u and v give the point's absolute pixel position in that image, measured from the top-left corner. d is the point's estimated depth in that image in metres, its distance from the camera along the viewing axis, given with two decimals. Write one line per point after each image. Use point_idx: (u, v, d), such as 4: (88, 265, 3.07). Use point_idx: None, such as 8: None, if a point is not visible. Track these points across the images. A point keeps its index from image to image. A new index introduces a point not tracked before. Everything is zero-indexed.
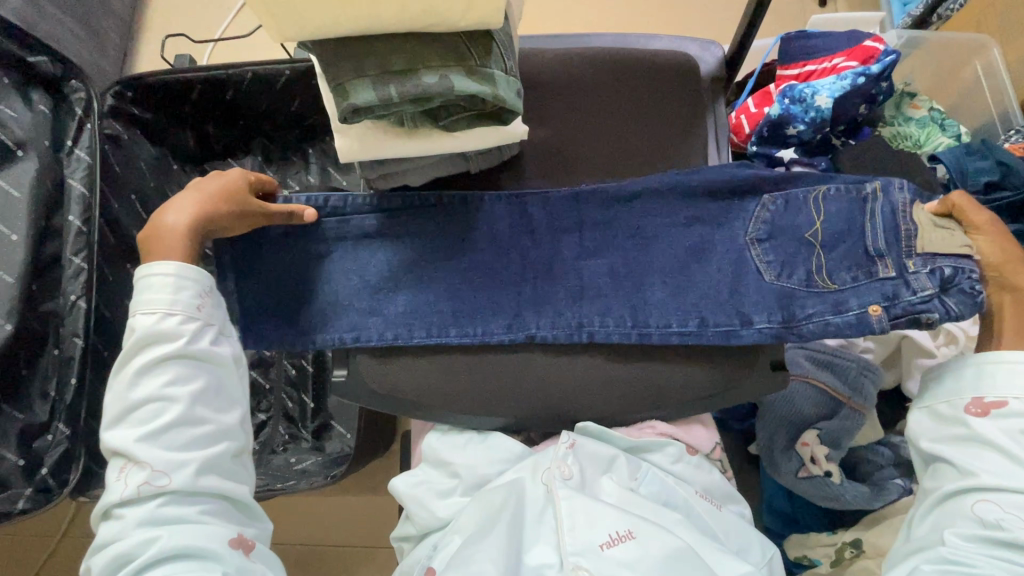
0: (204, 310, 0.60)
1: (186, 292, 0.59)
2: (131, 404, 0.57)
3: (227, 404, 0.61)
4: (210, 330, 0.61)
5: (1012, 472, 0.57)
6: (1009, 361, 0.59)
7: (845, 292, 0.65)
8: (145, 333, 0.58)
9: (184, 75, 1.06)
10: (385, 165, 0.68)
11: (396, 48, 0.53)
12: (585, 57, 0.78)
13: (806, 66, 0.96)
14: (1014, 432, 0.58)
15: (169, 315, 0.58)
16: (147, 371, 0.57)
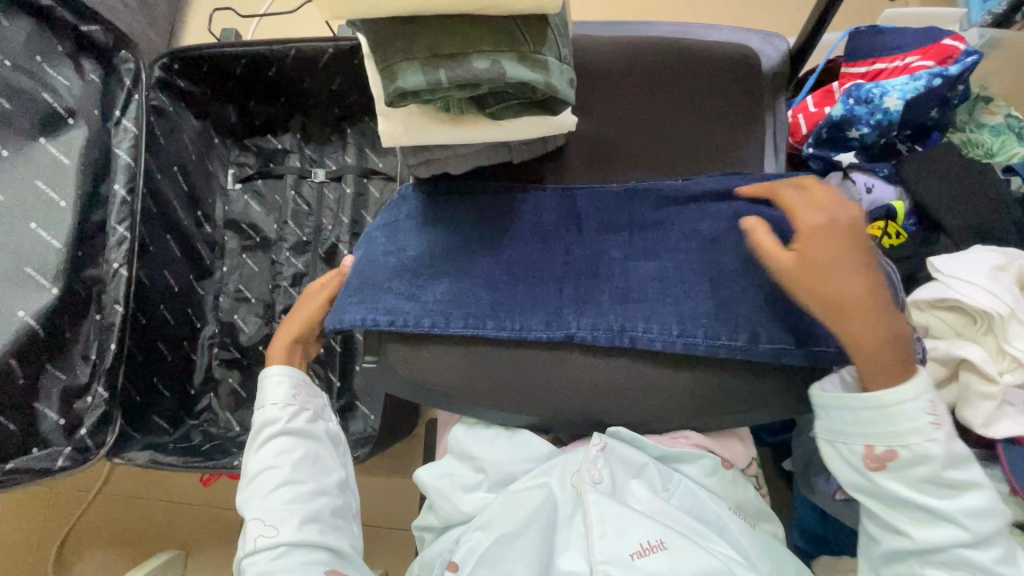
0: (302, 395, 0.73)
1: (287, 383, 0.73)
2: (252, 476, 0.68)
3: (326, 469, 0.70)
4: (309, 411, 0.72)
5: (929, 512, 0.59)
6: (896, 411, 0.58)
7: (884, 330, 0.65)
8: (260, 421, 0.71)
9: (229, 49, 1.06)
10: (427, 151, 0.66)
11: (449, 31, 0.51)
12: (639, 46, 0.74)
13: (875, 64, 0.90)
14: (906, 473, 0.59)
15: (277, 401, 0.71)
16: (261, 447, 0.69)
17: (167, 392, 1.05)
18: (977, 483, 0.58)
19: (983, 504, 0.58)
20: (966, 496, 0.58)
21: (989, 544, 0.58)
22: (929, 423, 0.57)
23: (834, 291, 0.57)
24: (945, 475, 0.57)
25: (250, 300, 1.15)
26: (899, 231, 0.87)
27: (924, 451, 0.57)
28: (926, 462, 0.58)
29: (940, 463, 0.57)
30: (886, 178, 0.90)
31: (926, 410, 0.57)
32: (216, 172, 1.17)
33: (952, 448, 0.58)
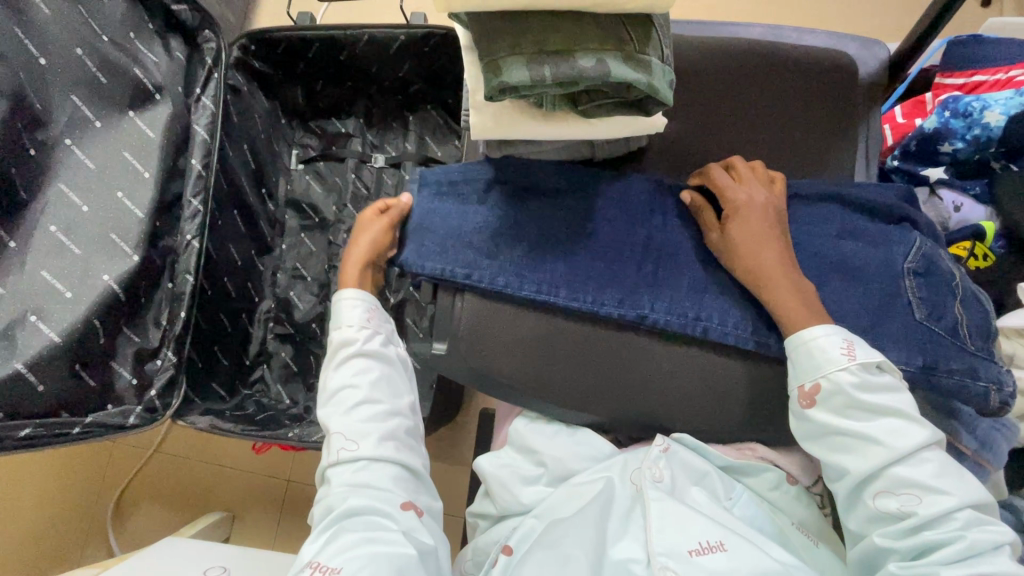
0: (375, 320, 0.73)
1: (360, 307, 0.73)
2: (331, 394, 0.69)
3: (399, 392, 0.70)
4: (382, 334, 0.72)
5: (874, 454, 0.58)
6: (818, 342, 0.59)
7: (979, 358, 0.62)
8: (336, 341, 0.71)
9: (304, 32, 1.06)
10: (513, 147, 0.69)
11: (556, 27, 0.51)
12: (729, 47, 0.72)
13: (974, 76, 0.86)
14: (841, 409, 0.59)
15: (353, 324, 0.71)
16: (341, 366, 0.70)
17: (226, 361, 1.08)
18: (895, 400, 0.58)
19: (907, 420, 0.58)
20: (890, 418, 0.58)
21: (923, 460, 0.57)
22: (844, 351, 0.59)
23: (748, 257, 0.63)
24: (863, 397, 0.58)
25: (307, 278, 1.19)
26: (987, 252, 0.82)
27: (842, 378, 0.58)
28: (845, 387, 0.58)
29: (856, 385, 0.58)
30: (975, 197, 0.85)
31: (839, 340, 0.59)
32: (282, 151, 1.20)
33: (868, 371, 0.58)
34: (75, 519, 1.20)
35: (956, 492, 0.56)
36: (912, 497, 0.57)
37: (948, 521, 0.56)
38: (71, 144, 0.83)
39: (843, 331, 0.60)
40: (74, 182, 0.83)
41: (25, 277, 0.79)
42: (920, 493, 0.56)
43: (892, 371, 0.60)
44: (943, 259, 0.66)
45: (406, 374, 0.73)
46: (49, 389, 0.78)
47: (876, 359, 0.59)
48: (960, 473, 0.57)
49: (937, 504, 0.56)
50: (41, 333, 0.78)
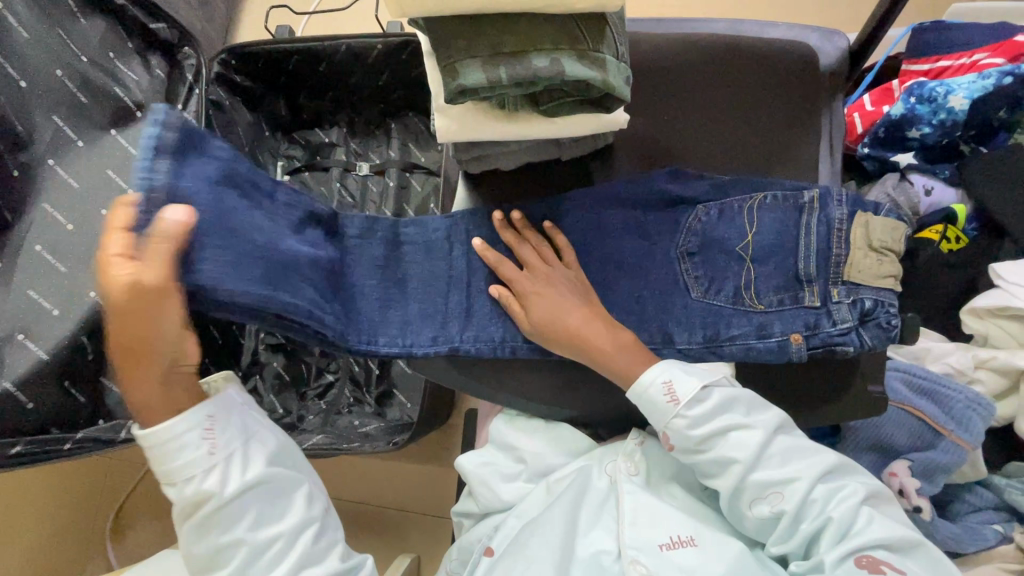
0: (219, 442, 0.54)
1: (191, 443, 0.53)
2: (203, 562, 0.55)
3: (286, 518, 0.58)
4: (235, 463, 0.55)
5: (727, 469, 0.59)
6: (644, 394, 0.61)
7: (770, 315, 0.63)
8: (180, 503, 0.54)
9: (283, 45, 1.08)
10: (478, 148, 0.67)
11: (511, 28, 0.53)
12: (693, 41, 0.73)
13: (939, 62, 0.87)
14: (689, 444, 0.60)
15: (195, 474, 0.53)
16: (203, 533, 0.54)
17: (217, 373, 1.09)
18: (724, 415, 0.59)
19: (746, 429, 0.59)
20: (730, 433, 0.59)
21: (771, 457, 0.59)
22: (668, 397, 0.60)
23: (556, 318, 0.64)
24: (698, 429, 0.59)
25: None
26: (959, 235, 0.85)
27: (676, 422, 0.59)
28: (678, 430, 0.59)
29: (690, 420, 0.59)
30: (947, 180, 0.87)
31: (661, 388, 0.60)
32: (266, 163, 1.21)
33: (694, 406, 0.59)
34: (73, 538, 1.20)
35: (804, 474, 0.58)
36: (775, 496, 0.58)
37: (811, 505, 0.57)
38: (54, 164, 0.84)
39: (663, 373, 0.60)
40: (57, 201, 0.83)
41: (12, 295, 0.80)
42: (779, 488, 0.58)
43: (726, 390, 0.60)
44: (836, 200, 0.63)
45: (285, 477, 0.59)
46: (37, 405, 0.79)
47: (704, 390, 0.60)
48: (801, 450, 0.59)
49: (795, 493, 0.57)
50: (30, 351, 0.79)
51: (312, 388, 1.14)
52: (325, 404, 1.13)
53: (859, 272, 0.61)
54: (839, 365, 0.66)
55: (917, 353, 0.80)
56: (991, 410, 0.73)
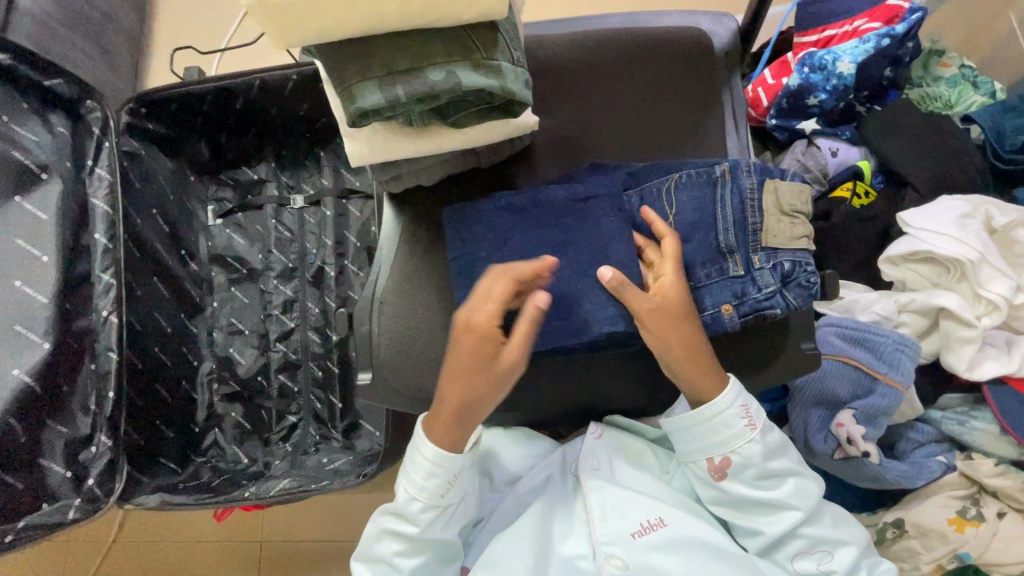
0: (453, 493, 0.64)
1: (438, 478, 0.64)
2: (371, 556, 0.67)
3: (441, 565, 0.67)
4: (448, 515, 0.65)
5: (782, 520, 0.63)
6: (718, 419, 0.62)
7: (699, 290, 0.65)
8: (399, 508, 0.65)
9: (194, 86, 1.05)
10: (395, 166, 0.68)
11: (403, 46, 0.53)
12: (593, 36, 0.75)
13: (826, 31, 0.92)
14: (753, 480, 0.63)
15: (415, 494, 0.64)
16: (385, 537, 0.66)
17: (172, 433, 1.03)
18: (791, 462, 0.64)
19: (806, 479, 0.64)
20: (794, 481, 0.64)
21: (822, 515, 0.64)
22: (747, 421, 0.62)
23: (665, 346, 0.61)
24: (769, 465, 0.63)
25: (245, 332, 1.14)
26: (867, 190, 0.89)
27: (751, 449, 0.62)
28: (753, 459, 0.62)
29: (762, 454, 0.62)
30: (849, 141, 0.92)
31: (740, 411, 0.62)
32: (196, 209, 1.16)
33: (767, 436, 0.63)
34: None
35: (852, 538, 0.64)
36: (824, 553, 0.63)
37: (856, 569, 0.63)
38: None
39: (741, 397, 0.62)
40: None
41: None
42: (828, 547, 0.63)
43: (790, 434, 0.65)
44: (746, 170, 0.65)
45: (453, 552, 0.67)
46: None
47: (770, 425, 0.64)
48: (847, 519, 0.66)
49: (842, 554, 0.63)
50: None
51: (275, 432, 1.11)
52: (291, 445, 1.11)
53: (774, 237, 0.64)
54: (774, 328, 0.68)
55: (847, 306, 0.84)
56: (915, 346, 0.78)
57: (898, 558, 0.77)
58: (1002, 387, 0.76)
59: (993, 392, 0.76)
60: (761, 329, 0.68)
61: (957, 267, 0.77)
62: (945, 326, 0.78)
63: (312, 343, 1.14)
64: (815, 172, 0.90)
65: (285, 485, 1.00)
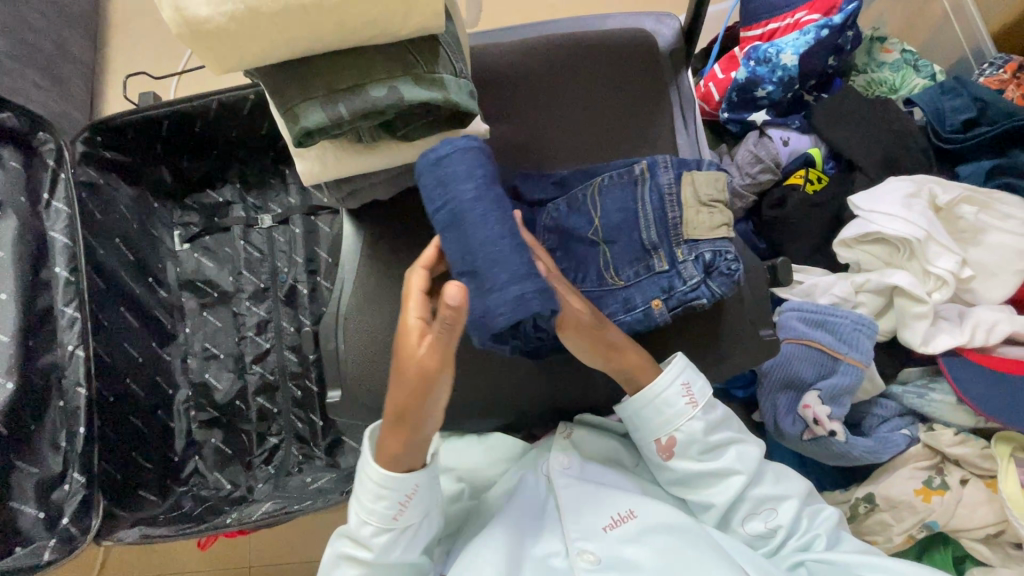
0: (406, 513, 0.59)
1: (385, 501, 0.58)
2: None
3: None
4: (409, 537, 0.61)
5: (727, 487, 0.64)
6: (659, 401, 0.63)
7: (630, 289, 0.66)
8: (353, 534, 0.61)
9: (149, 112, 1.03)
10: (350, 183, 0.68)
11: (343, 65, 0.53)
12: (539, 42, 0.76)
13: (769, 25, 0.95)
14: (697, 453, 0.64)
15: (364, 519, 0.60)
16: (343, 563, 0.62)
17: (150, 464, 1.01)
18: (729, 430, 0.66)
19: (745, 444, 0.66)
20: (734, 447, 0.66)
21: (763, 473, 0.66)
22: (687, 399, 0.63)
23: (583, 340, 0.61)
24: (711, 438, 0.64)
25: (220, 356, 1.12)
26: (820, 176, 0.91)
27: (692, 426, 0.63)
28: (695, 435, 0.63)
29: (705, 430, 0.64)
30: (799, 130, 0.94)
31: (680, 390, 0.63)
32: (162, 236, 1.13)
33: (707, 411, 0.64)
34: None
35: (793, 492, 0.65)
36: (769, 511, 0.65)
37: (801, 522, 0.65)
38: None
39: (681, 376, 0.63)
40: None
41: None
42: (773, 505, 0.65)
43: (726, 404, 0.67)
44: (662, 167, 0.67)
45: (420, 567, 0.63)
46: None
47: (711, 399, 0.65)
48: (788, 474, 0.67)
49: (787, 509, 0.64)
50: None
51: (257, 455, 1.09)
52: (273, 467, 1.09)
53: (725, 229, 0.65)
54: (733, 319, 0.70)
55: (807, 290, 0.85)
56: (873, 325, 0.80)
57: (871, 532, 0.79)
58: (956, 358, 0.79)
59: (948, 362, 0.79)
60: (720, 321, 0.70)
61: (906, 246, 0.80)
62: (898, 304, 0.80)
63: (289, 363, 1.13)
64: (767, 161, 0.91)
65: (267, 507, 0.99)
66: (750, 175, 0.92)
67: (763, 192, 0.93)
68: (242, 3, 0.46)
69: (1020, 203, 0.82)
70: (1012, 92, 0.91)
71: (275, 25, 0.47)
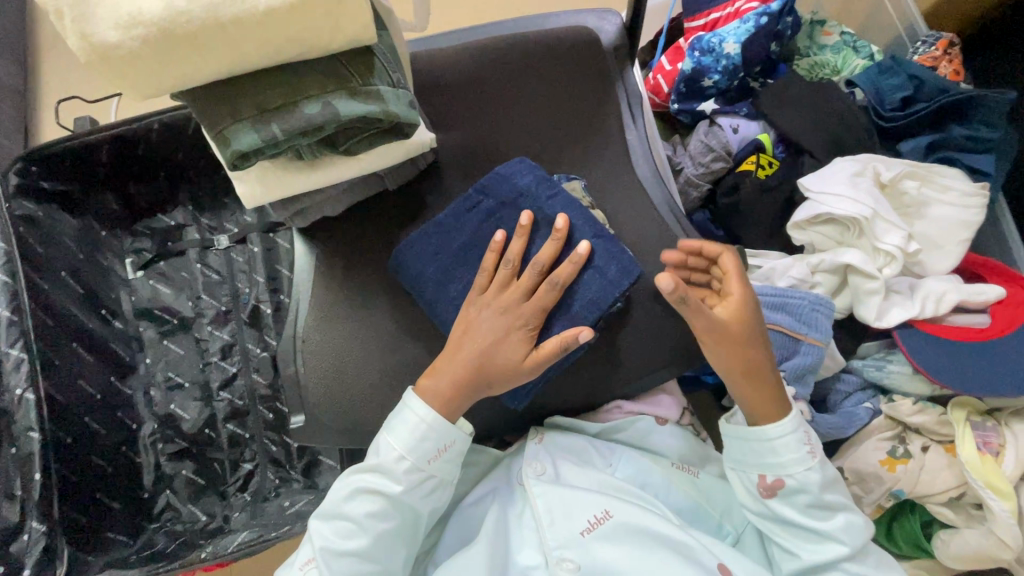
0: (437, 463, 0.64)
1: (431, 442, 0.63)
2: (332, 515, 0.63)
3: (406, 540, 0.64)
4: (429, 485, 0.64)
5: (822, 547, 0.64)
6: (777, 443, 0.63)
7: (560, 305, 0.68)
8: (384, 467, 0.63)
9: (87, 137, 0.98)
10: (295, 203, 0.66)
11: (272, 84, 0.51)
12: (479, 45, 0.74)
13: (710, 15, 0.97)
14: (801, 503, 0.64)
15: (404, 453, 0.63)
16: (358, 496, 0.63)
17: (118, 503, 0.97)
18: (847, 498, 0.65)
19: (858, 516, 0.64)
20: (847, 515, 0.64)
21: (867, 552, 0.64)
22: (809, 447, 0.64)
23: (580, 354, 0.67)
24: (826, 497, 0.63)
25: (185, 385, 1.07)
26: (770, 160, 0.92)
27: (810, 478, 0.63)
28: (810, 486, 0.63)
29: (821, 484, 0.63)
30: (747, 116, 0.96)
31: (802, 436, 0.64)
32: (113, 265, 1.07)
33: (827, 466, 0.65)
34: None
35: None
36: None
37: None
38: None
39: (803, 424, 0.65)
40: None
41: None
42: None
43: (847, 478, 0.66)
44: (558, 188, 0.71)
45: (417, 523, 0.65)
46: None
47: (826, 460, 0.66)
48: (880, 554, 0.64)
49: None
50: None
51: (231, 484, 1.05)
52: (249, 495, 1.05)
53: None
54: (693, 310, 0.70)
55: (767, 274, 0.86)
56: (826, 300, 0.81)
57: None
58: (909, 329, 0.82)
59: (903, 335, 0.81)
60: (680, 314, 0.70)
61: (856, 224, 0.82)
62: (852, 281, 0.82)
63: (258, 385, 1.08)
64: (718, 150, 0.93)
65: (245, 537, 0.96)
66: (703, 164, 0.94)
67: (717, 180, 0.95)
68: (152, 25, 0.43)
69: (959, 174, 0.85)
70: (944, 68, 0.94)
71: (195, 46, 0.45)
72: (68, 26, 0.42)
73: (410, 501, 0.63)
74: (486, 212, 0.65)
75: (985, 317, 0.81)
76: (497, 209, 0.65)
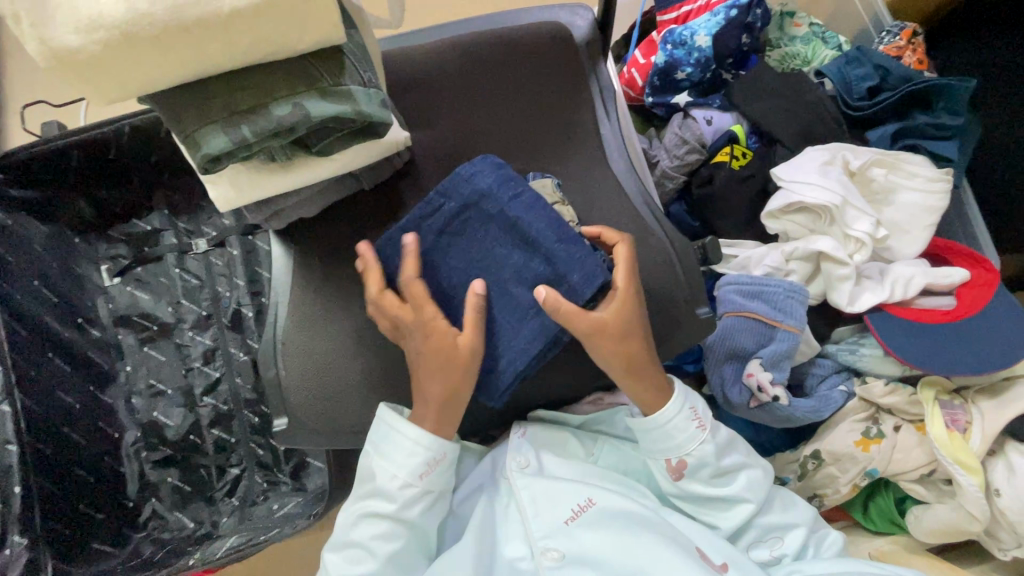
0: (429, 478, 0.64)
1: (419, 458, 0.63)
2: (341, 543, 0.65)
3: (416, 554, 0.66)
4: (427, 500, 0.65)
5: (738, 511, 0.67)
6: (668, 428, 0.65)
7: None
8: (379, 489, 0.64)
9: (54, 142, 0.95)
10: (270, 205, 0.65)
11: (241, 86, 0.51)
12: (452, 42, 0.74)
13: (682, 8, 0.98)
14: (707, 476, 0.66)
15: (396, 473, 0.63)
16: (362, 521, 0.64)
17: (102, 514, 0.95)
18: (744, 458, 0.68)
19: (761, 472, 0.68)
20: (748, 474, 0.67)
21: (772, 501, 0.69)
22: (697, 423, 0.65)
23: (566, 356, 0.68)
24: (723, 465, 0.66)
25: (167, 392, 1.05)
26: (745, 151, 0.94)
27: (705, 452, 0.65)
28: (707, 460, 0.65)
29: (716, 454, 0.66)
30: (720, 109, 0.96)
31: (689, 414, 0.65)
32: (88, 273, 1.05)
33: (718, 435, 0.66)
34: None
35: (802, 520, 0.68)
36: (775, 539, 0.67)
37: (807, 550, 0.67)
38: None
39: (690, 402, 0.66)
40: None
41: None
42: (782, 532, 0.67)
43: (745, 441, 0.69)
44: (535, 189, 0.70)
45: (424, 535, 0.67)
46: None
47: (717, 422, 0.67)
48: (794, 501, 0.70)
49: (794, 538, 0.67)
50: None
51: (218, 489, 1.04)
52: (237, 499, 1.04)
53: None
54: (670, 300, 0.72)
55: (742, 263, 0.89)
56: (801, 287, 0.83)
57: (821, 485, 0.84)
58: (880, 314, 0.84)
59: (874, 319, 0.83)
60: (657, 305, 0.71)
61: (827, 212, 0.84)
62: (824, 268, 0.84)
63: (242, 389, 1.08)
64: (692, 142, 0.93)
65: (233, 541, 0.95)
66: (678, 157, 0.94)
67: (693, 171, 0.95)
68: (114, 29, 0.43)
69: (925, 161, 0.87)
70: (909, 58, 0.96)
71: (160, 50, 0.45)
72: (27, 31, 0.41)
73: (411, 518, 0.64)
74: (452, 213, 0.63)
75: (950, 299, 0.84)
76: (460, 212, 0.63)
